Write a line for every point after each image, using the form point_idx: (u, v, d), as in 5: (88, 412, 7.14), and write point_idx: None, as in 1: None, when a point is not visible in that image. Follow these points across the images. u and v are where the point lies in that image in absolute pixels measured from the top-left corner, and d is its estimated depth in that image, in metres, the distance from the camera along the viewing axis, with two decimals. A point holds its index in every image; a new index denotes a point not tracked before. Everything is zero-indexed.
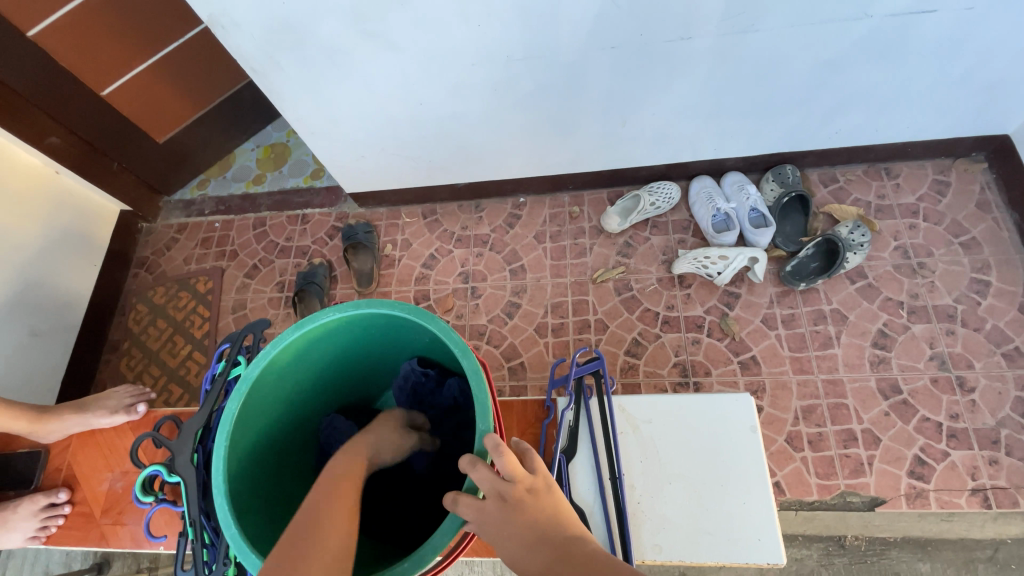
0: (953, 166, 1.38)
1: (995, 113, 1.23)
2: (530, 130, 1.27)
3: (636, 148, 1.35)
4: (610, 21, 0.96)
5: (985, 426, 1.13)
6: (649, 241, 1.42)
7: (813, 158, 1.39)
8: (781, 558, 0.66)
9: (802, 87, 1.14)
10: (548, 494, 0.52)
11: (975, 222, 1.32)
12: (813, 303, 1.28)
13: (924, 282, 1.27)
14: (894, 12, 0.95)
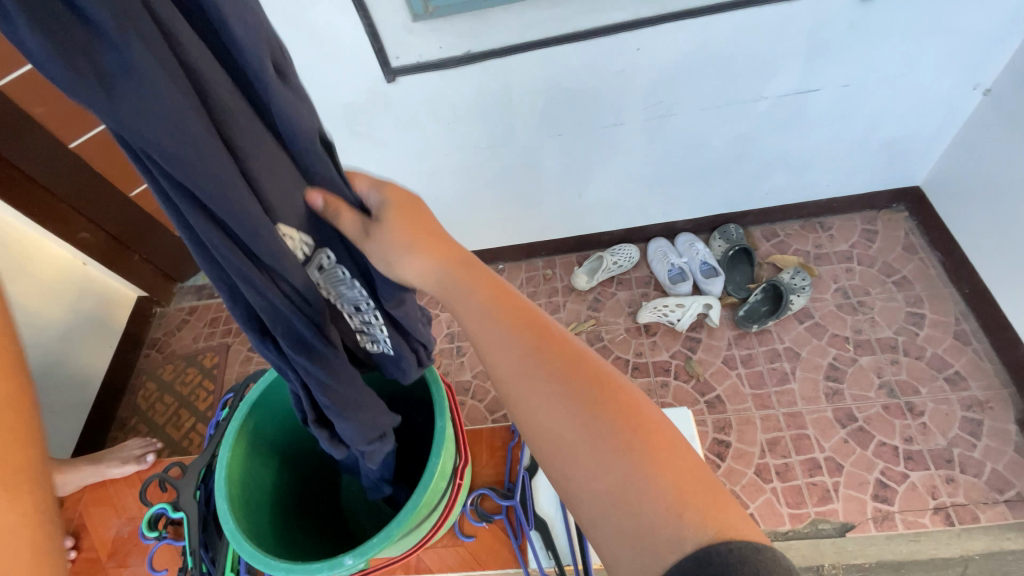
0: (878, 217, 1.55)
1: (899, 169, 1.43)
2: (501, 204, 1.47)
3: (596, 215, 1.53)
4: (554, 113, 1.19)
5: (938, 446, 1.21)
6: (615, 296, 1.57)
7: (753, 217, 1.58)
8: None
9: (726, 158, 1.34)
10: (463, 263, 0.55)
11: (904, 263, 1.47)
12: (767, 343, 1.40)
13: (865, 318, 1.39)
14: (783, 93, 1.18)
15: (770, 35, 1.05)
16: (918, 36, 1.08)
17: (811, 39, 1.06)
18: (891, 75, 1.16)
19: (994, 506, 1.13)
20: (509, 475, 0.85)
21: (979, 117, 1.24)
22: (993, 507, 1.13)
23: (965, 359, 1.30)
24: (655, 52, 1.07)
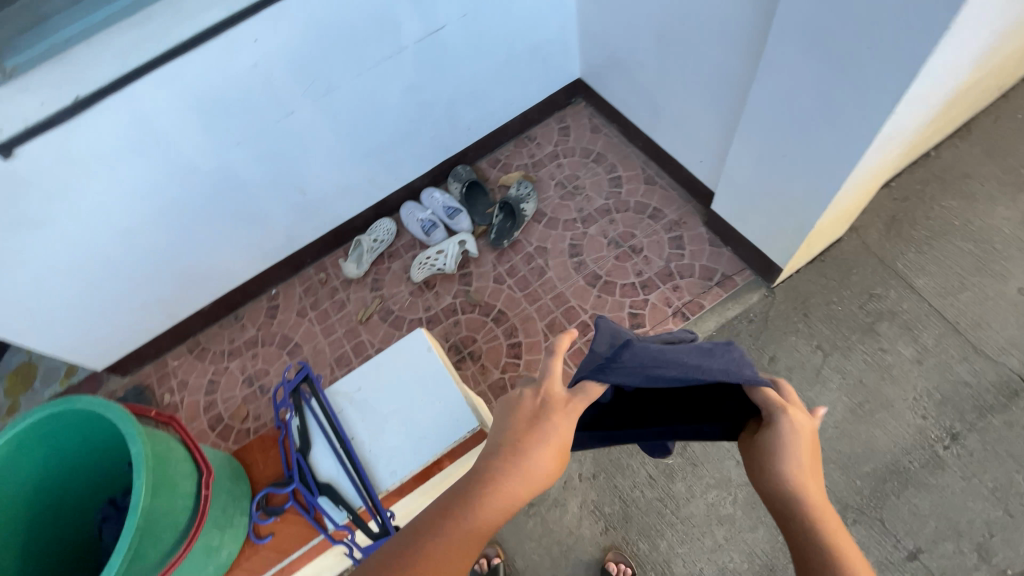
0: (566, 113, 1.81)
1: (558, 68, 1.67)
2: (230, 232, 1.43)
3: (333, 205, 1.56)
4: (217, 126, 1.20)
5: (661, 266, 1.47)
6: (391, 269, 1.64)
7: (473, 152, 1.74)
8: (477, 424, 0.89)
9: (410, 109, 1.47)
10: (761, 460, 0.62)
11: (596, 141, 1.74)
12: (521, 250, 1.60)
13: (582, 196, 1.64)
14: (417, 38, 1.31)
15: None
16: None
17: None
18: None
19: (711, 288, 1.42)
20: (287, 464, 0.88)
21: (582, 8, 1.49)
22: (710, 290, 1.42)
23: (657, 195, 1.59)
24: (275, 36, 1.12)
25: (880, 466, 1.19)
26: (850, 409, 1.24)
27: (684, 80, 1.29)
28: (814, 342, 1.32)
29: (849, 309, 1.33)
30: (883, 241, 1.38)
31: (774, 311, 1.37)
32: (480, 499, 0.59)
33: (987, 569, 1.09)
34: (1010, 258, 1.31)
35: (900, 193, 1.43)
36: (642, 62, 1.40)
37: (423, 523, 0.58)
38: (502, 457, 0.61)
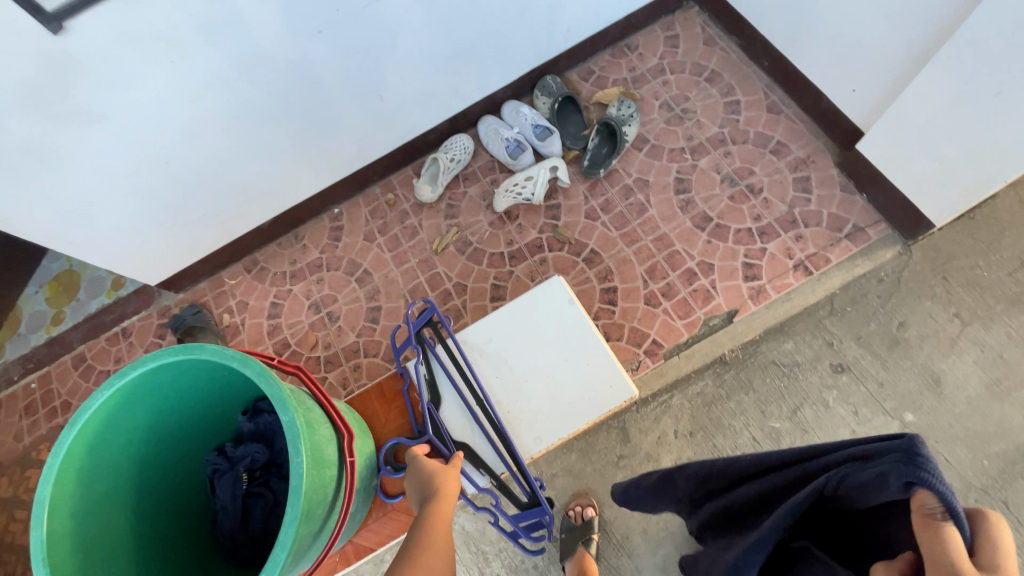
0: (675, 19, 1.54)
1: None
2: (298, 140, 1.25)
3: (410, 115, 1.36)
4: (299, 7, 0.98)
5: (782, 213, 1.31)
6: (467, 195, 1.46)
7: (565, 61, 1.50)
8: (632, 389, 0.79)
9: (512, 2, 1.22)
10: None
11: (709, 57, 1.49)
12: (619, 182, 1.42)
13: (692, 123, 1.44)
14: None
15: None
16: None
17: None
18: None
19: (839, 243, 1.26)
20: (416, 416, 0.80)
21: None
22: (838, 244, 1.26)
23: (782, 127, 1.38)
24: None
25: (1013, 448, 1.10)
26: (985, 385, 1.14)
27: None
28: (953, 309, 1.19)
29: (997, 276, 1.19)
30: None
31: (909, 273, 1.22)
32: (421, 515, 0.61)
33: None
34: None
35: None
36: None
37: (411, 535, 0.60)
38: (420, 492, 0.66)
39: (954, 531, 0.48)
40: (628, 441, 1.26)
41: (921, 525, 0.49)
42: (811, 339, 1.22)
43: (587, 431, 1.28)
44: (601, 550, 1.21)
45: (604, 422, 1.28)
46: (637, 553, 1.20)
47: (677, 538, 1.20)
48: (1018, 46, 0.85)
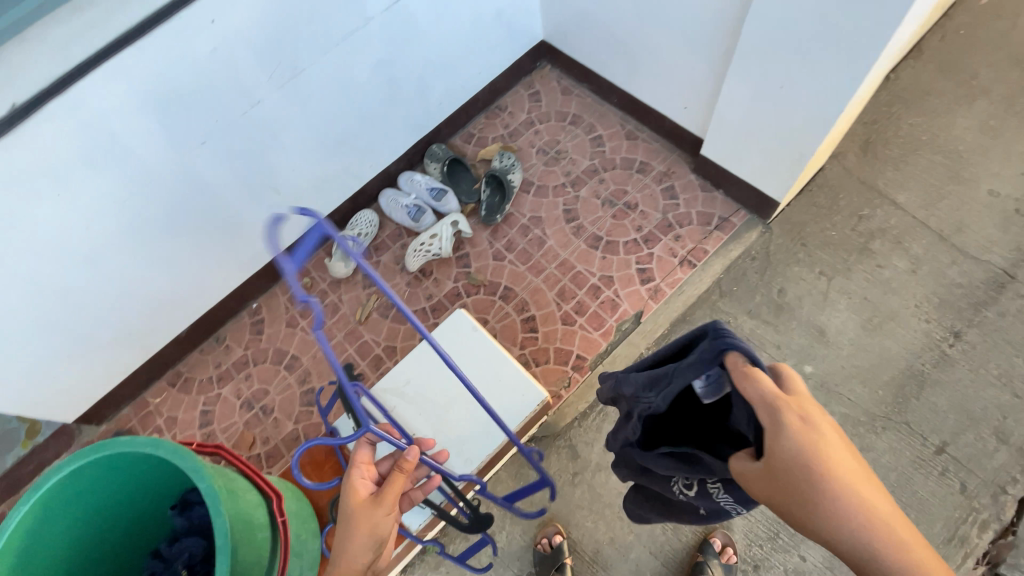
0: (534, 79, 1.76)
1: (522, 33, 1.61)
2: (202, 246, 1.29)
3: (310, 202, 1.45)
4: (179, 124, 1.07)
5: (659, 219, 1.48)
6: (380, 263, 1.54)
7: (445, 130, 1.66)
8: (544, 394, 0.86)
9: (381, 88, 1.37)
10: (806, 448, 0.54)
11: (569, 104, 1.70)
12: (516, 223, 1.56)
13: (567, 161, 1.62)
14: (384, 8, 1.23)
15: None
16: None
17: None
18: None
19: (712, 233, 1.44)
20: (351, 470, 0.85)
21: None
22: (711, 235, 1.43)
23: (641, 149, 1.59)
24: (233, 13, 1.02)
25: (898, 373, 1.25)
26: (861, 325, 1.29)
27: (664, 25, 1.28)
28: (818, 268, 1.36)
29: (844, 233, 1.38)
30: (863, 163, 1.43)
31: (774, 246, 1.40)
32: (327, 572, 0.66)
33: (1006, 447, 1.19)
34: (976, 163, 1.40)
35: (869, 117, 1.47)
36: (614, 13, 1.37)
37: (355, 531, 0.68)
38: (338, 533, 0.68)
39: (763, 374, 0.58)
40: (577, 456, 1.31)
41: (738, 378, 0.59)
42: (711, 322, 1.36)
43: (538, 457, 1.32)
44: (576, 570, 1.22)
45: (552, 444, 1.33)
46: (611, 564, 1.22)
47: (644, 539, 1.23)
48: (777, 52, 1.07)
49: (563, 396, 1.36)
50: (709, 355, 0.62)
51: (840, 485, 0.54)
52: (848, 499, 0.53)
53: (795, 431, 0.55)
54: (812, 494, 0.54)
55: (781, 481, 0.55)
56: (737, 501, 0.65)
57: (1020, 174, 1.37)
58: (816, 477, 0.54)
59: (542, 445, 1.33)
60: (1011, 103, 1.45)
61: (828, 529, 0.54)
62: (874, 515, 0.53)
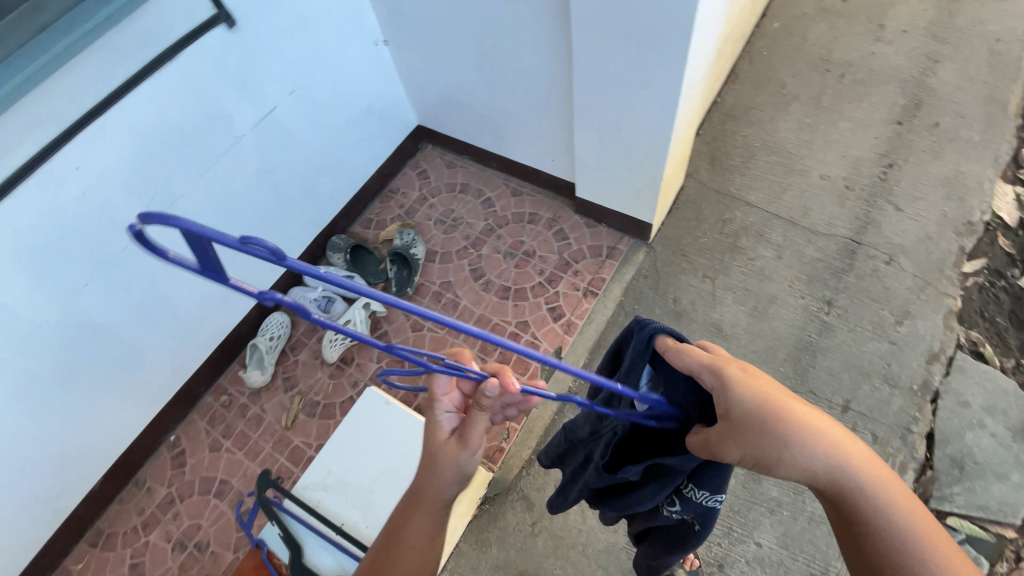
0: (418, 157, 1.87)
1: (397, 121, 1.73)
2: (103, 388, 1.25)
3: (216, 319, 1.44)
4: (55, 272, 1.07)
5: (556, 260, 1.59)
6: (299, 362, 1.53)
7: (342, 221, 1.72)
8: None
9: (266, 195, 1.42)
10: (752, 390, 0.60)
11: (455, 174, 1.82)
12: (426, 293, 1.61)
13: (463, 225, 1.71)
14: (252, 125, 1.31)
15: (186, 87, 1.15)
16: (304, 30, 1.32)
17: (222, 75, 1.20)
18: (317, 64, 1.40)
19: (605, 262, 1.56)
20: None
21: (398, 61, 1.58)
22: (605, 263, 1.56)
23: (528, 202, 1.71)
24: (96, 158, 1.06)
25: (791, 348, 1.38)
26: (749, 314, 1.43)
27: (512, 94, 1.44)
28: (701, 273, 1.50)
29: (715, 237, 1.54)
30: (714, 176, 1.63)
31: (661, 261, 1.54)
32: (407, 510, 0.70)
33: (897, 390, 1.32)
34: (805, 156, 1.62)
35: (709, 136, 1.69)
36: (470, 91, 1.52)
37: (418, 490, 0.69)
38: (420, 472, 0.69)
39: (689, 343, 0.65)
40: (532, 505, 1.31)
41: (668, 352, 0.66)
42: None
43: (494, 516, 1.31)
44: None
45: (505, 500, 1.32)
46: None
47: (613, 569, 1.24)
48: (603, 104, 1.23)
49: (506, 448, 1.38)
50: (643, 346, 0.70)
51: (791, 414, 0.59)
52: (805, 427, 0.59)
53: (737, 377, 0.61)
54: (778, 430, 0.58)
55: (750, 433, 0.58)
56: (710, 491, 0.71)
57: (840, 157, 1.60)
58: (775, 413, 0.59)
59: (495, 505, 1.32)
60: (817, 102, 1.70)
61: (800, 460, 0.58)
62: (827, 441, 0.59)
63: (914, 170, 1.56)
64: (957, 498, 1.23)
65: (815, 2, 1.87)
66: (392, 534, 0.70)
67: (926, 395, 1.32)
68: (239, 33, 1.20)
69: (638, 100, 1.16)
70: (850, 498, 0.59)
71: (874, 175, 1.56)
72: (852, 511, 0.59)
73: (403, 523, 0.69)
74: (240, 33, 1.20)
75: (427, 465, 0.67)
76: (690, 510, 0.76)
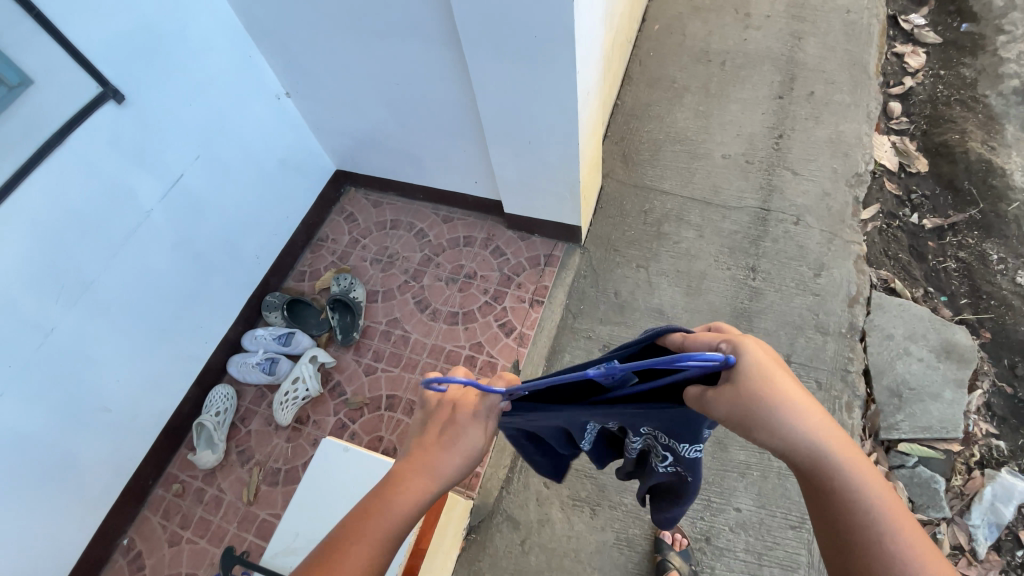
0: (344, 201, 1.86)
1: (315, 169, 1.72)
2: (36, 505, 1.14)
3: (154, 404, 1.36)
4: None
5: (497, 277, 1.62)
6: (253, 431, 1.47)
7: (275, 279, 1.68)
8: None
9: (188, 266, 1.37)
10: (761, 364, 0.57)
11: (383, 211, 1.82)
12: (374, 334, 1.59)
13: (400, 260, 1.71)
14: (160, 197, 1.27)
15: (80, 171, 1.10)
16: (201, 94, 1.30)
17: (119, 153, 1.16)
18: (221, 127, 1.37)
19: (544, 269, 1.60)
20: None
21: (305, 111, 1.58)
22: (544, 271, 1.60)
23: (459, 226, 1.74)
24: None
25: (728, 317, 1.46)
26: (685, 293, 1.50)
27: (424, 126, 1.47)
28: (634, 264, 1.56)
29: (641, 227, 1.62)
30: (628, 172, 1.72)
31: (596, 260, 1.59)
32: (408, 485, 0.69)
33: (830, 337, 1.42)
34: (705, 140, 1.74)
35: (618, 136, 1.79)
36: (382, 129, 1.54)
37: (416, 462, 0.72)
38: (433, 450, 0.72)
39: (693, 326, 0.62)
40: (519, 523, 1.30)
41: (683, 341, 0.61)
42: (577, 344, 1.48)
43: (483, 543, 1.29)
44: None
45: (491, 524, 1.31)
46: None
47: (609, 568, 1.24)
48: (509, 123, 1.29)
49: (482, 472, 1.35)
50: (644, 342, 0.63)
51: (788, 396, 0.57)
52: (795, 407, 0.57)
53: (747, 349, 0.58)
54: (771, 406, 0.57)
55: (739, 403, 0.56)
56: (690, 443, 0.67)
57: (737, 136, 1.73)
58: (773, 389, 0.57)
59: (481, 532, 1.30)
60: (706, 90, 1.84)
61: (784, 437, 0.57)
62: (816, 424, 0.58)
63: (801, 136, 1.70)
64: (903, 425, 1.32)
65: (687, 3, 2.03)
66: (370, 504, 0.68)
67: (855, 335, 1.42)
68: (130, 106, 1.16)
69: (541, 113, 1.22)
70: (832, 483, 0.57)
71: (769, 147, 1.70)
72: (828, 496, 0.58)
73: (390, 493, 0.69)
74: (131, 107, 1.17)
75: (447, 446, 0.72)
76: (680, 463, 0.74)
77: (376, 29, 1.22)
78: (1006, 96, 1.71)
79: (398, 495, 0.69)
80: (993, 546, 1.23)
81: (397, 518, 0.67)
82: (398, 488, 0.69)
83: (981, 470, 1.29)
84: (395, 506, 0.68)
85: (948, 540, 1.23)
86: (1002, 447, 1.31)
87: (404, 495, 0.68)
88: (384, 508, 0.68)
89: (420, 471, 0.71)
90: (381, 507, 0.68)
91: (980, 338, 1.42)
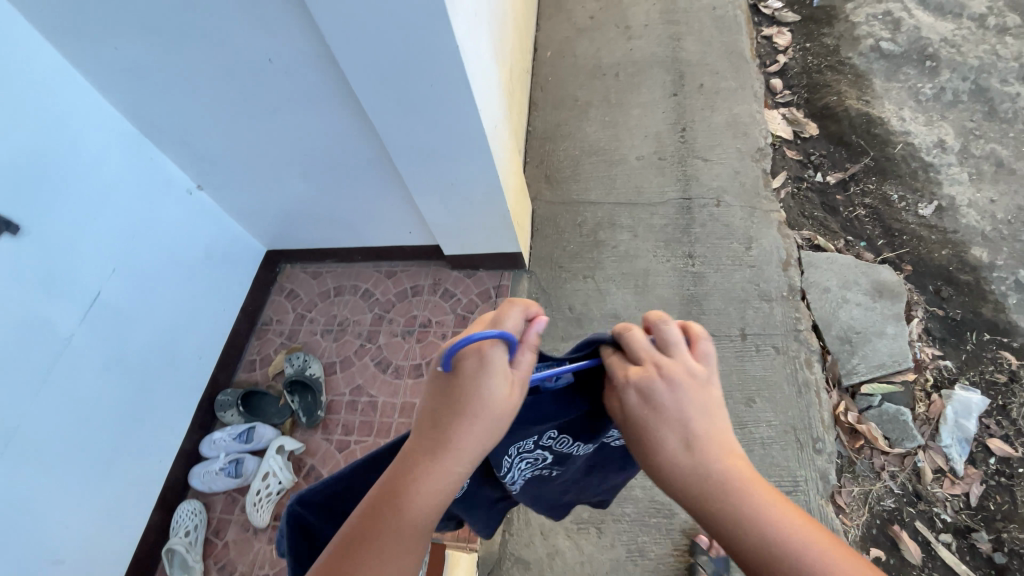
0: (280, 280, 1.81)
1: (244, 256, 1.67)
2: None
3: (115, 540, 1.25)
4: None
5: (452, 318, 1.61)
6: (230, 542, 1.37)
7: (223, 375, 1.60)
8: None
9: (125, 385, 1.29)
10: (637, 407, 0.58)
11: (324, 280, 1.78)
12: (339, 406, 1.53)
13: (351, 325, 1.67)
14: (79, 321, 1.20)
15: None
16: (105, 207, 1.26)
17: (25, 286, 1.10)
18: (134, 234, 1.32)
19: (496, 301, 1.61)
20: None
21: (221, 200, 1.55)
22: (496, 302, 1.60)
23: (403, 278, 1.72)
24: None
25: (679, 307, 1.51)
26: (635, 293, 1.55)
27: (346, 189, 1.47)
28: (581, 275, 1.60)
29: (579, 239, 1.67)
30: (554, 191, 1.77)
31: (544, 280, 1.62)
32: (415, 465, 0.57)
33: (774, 302, 1.49)
34: (618, 147, 1.82)
35: (536, 161, 1.85)
36: (304, 201, 1.53)
37: (433, 439, 0.58)
38: (449, 419, 0.58)
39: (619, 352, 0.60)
40: (529, 563, 1.26)
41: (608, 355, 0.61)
42: None
43: None
44: None
45: (500, 571, 1.26)
46: None
47: None
48: (427, 172, 1.30)
49: None
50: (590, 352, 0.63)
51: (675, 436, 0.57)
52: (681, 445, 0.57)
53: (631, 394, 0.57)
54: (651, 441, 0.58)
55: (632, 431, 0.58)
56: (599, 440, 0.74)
57: (645, 137, 1.83)
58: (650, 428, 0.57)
59: None
60: (607, 100, 1.94)
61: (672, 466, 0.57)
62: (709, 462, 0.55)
63: (702, 125, 1.82)
64: (861, 367, 1.39)
65: (571, 26, 2.16)
66: (383, 500, 0.56)
67: (796, 295, 1.50)
68: (30, 236, 1.11)
69: (456, 154, 1.24)
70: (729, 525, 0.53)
71: (676, 141, 1.80)
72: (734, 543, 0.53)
73: (408, 482, 0.56)
74: (31, 237, 1.11)
75: (464, 414, 0.57)
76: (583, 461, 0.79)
77: (277, 107, 1.23)
78: (866, 55, 1.90)
79: (414, 487, 0.56)
80: (969, 461, 1.30)
81: (420, 513, 0.56)
82: (414, 474, 0.57)
83: (938, 393, 1.37)
84: (416, 500, 0.56)
85: (928, 466, 1.29)
86: (950, 365, 1.40)
87: (418, 491, 0.56)
88: (403, 508, 0.56)
89: (435, 448, 0.57)
90: (402, 503, 0.56)
91: (903, 271, 1.53)
